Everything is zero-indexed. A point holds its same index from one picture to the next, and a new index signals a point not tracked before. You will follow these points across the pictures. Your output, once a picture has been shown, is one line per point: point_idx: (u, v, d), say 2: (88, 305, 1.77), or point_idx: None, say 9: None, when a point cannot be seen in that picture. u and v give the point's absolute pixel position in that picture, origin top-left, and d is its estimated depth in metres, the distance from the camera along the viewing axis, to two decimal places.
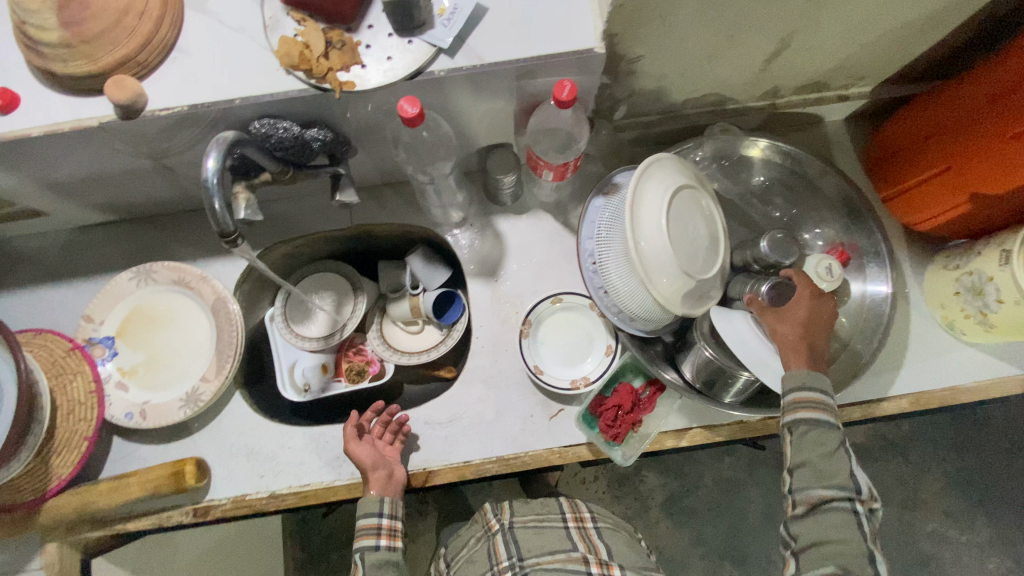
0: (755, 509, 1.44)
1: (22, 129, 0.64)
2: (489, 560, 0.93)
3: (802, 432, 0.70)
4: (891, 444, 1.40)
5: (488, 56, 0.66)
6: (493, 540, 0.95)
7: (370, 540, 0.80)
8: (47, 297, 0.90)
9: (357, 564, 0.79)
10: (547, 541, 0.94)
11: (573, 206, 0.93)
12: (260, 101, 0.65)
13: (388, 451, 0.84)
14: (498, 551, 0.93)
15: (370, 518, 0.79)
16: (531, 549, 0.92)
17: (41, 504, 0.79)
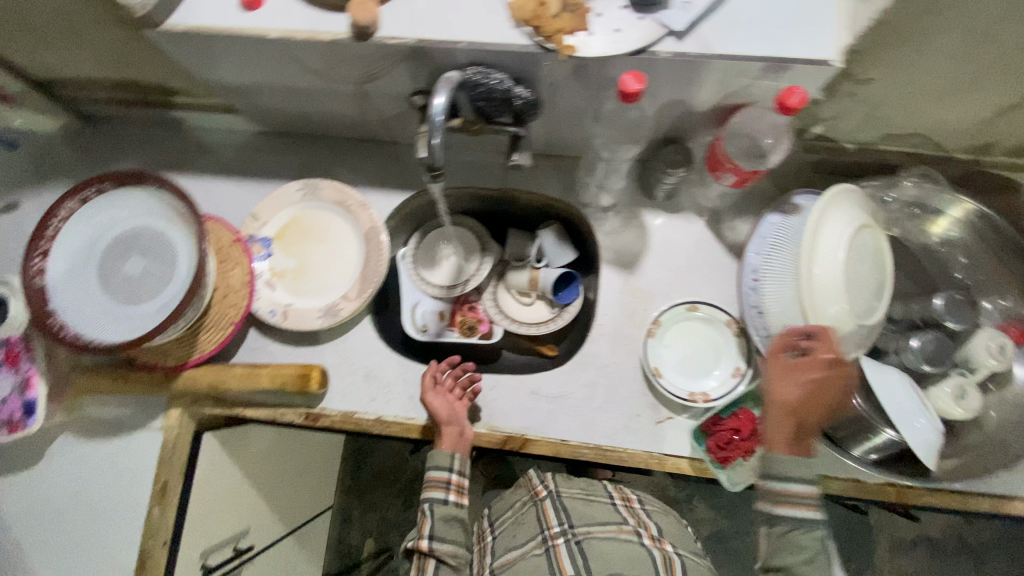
0: None
1: (261, 27, 0.68)
2: (538, 524, 0.88)
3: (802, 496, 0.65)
4: (970, 547, 1.29)
5: (718, 49, 0.63)
6: (541, 504, 0.90)
7: (438, 493, 0.82)
8: (218, 188, 0.98)
9: (425, 514, 0.82)
10: (596, 512, 0.88)
11: (729, 218, 0.89)
12: (481, 49, 0.66)
13: (456, 406, 0.85)
14: (547, 516, 0.88)
15: (438, 470, 0.83)
16: (582, 518, 0.86)
17: (179, 371, 0.87)
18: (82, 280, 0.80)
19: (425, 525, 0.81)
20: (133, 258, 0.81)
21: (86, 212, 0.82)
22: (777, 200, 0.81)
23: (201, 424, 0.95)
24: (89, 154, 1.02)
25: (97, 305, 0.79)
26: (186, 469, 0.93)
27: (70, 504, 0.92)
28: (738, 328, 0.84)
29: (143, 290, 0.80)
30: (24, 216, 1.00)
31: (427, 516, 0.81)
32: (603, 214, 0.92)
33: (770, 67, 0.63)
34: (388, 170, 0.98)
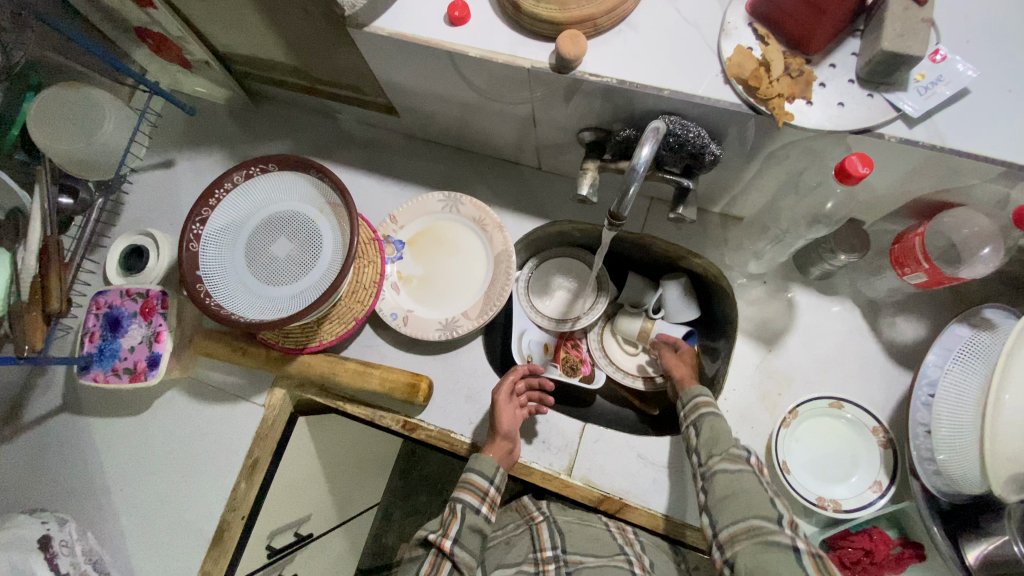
0: None
1: (463, 44, 0.68)
2: (530, 546, 0.82)
3: (706, 420, 0.74)
4: None
5: (956, 141, 0.57)
6: (536, 528, 0.84)
7: (472, 499, 0.75)
8: (362, 183, 1.00)
9: (455, 514, 0.74)
10: (590, 537, 0.80)
11: (889, 312, 0.82)
12: (686, 101, 0.63)
13: (521, 417, 0.81)
14: (541, 537, 0.82)
15: (480, 477, 0.76)
16: (575, 543, 0.79)
17: (296, 354, 0.88)
18: (231, 253, 0.83)
19: (452, 524, 0.73)
20: (281, 240, 0.83)
21: (246, 188, 0.85)
22: (961, 310, 0.74)
23: (298, 406, 0.96)
24: (246, 128, 1.07)
25: (240, 280, 0.81)
26: (276, 448, 0.94)
27: (165, 457, 0.95)
28: (886, 438, 0.77)
29: (284, 273, 0.82)
30: (179, 175, 1.05)
31: (456, 516, 0.74)
32: (748, 281, 0.87)
33: (1010, 172, 0.57)
34: (529, 195, 0.96)
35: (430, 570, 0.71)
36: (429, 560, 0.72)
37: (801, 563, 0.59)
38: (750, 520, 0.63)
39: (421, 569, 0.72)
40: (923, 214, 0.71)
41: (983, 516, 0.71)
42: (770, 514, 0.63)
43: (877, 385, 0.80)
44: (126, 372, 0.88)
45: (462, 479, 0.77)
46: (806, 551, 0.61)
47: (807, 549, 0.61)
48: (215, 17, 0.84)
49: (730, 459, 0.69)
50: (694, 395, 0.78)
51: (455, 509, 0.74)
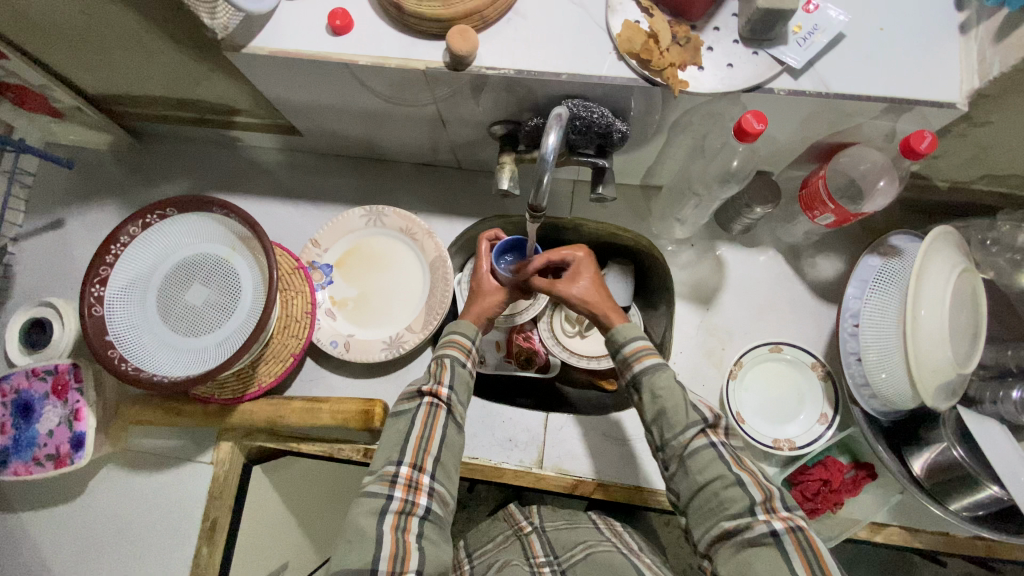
0: None
1: (351, 53, 0.65)
2: (522, 553, 0.79)
3: (651, 383, 0.65)
4: None
5: (838, 86, 0.60)
6: (525, 539, 0.81)
7: (458, 353, 0.72)
8: (275, 210, 0.94)
9: (445, 365, 0.70)
10: (579, 536, 0.79)
11: (810, 253, 0.87)
12: (585, 82, 0.63)
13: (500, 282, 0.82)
14: (533, 547, 0.79)
15: (463, 336, 0.74)
16: (566, 546, 0.78)
17: (235, 404, 0.82)
18: (142, 310, 0.76)
19: (444, 372, 0.69)
20: (196, 287, 0.78)
21: (146, 238, 0.78)
22: (871, 241, 0.79)
23: (250, 456, 0.91)
24: (138, 173, 0.99)
25: (158, 338, 0.76)
26: (234, 504, 0.88)
27: (113, 539, 0.88)
28: (824, 371, 0.81)
29: (205, 321, 0.77)
30: (70, 235, 0.96)
31: (446, 367, 0.70)
32: (677, 246, 0.90)
33: (891, 107, 0.61)
34: (453, 196, 0.94)
35: (426, 417, 0.66)
36: (423, 408, 0.67)
37: (784, 550, 0.54)
38: (722, 525, 0.57)
39: (416, 420, 0.66)
40: (824, 157, 0.75)
41: (922, 428, 0.76)
42: (742, 505, 0.57)
43: (809, 324, 0.84)
44: (48, 459, 0.80)
45: (446, 339, 0.74)
46: (786, 531, 0.55)
47: (785, 527, 0.55)
48: (74, 59, 0.76)
49: (682, 442, 0.62)
50: (629, 345, 0.69)
51: (443, 362, 0.71)
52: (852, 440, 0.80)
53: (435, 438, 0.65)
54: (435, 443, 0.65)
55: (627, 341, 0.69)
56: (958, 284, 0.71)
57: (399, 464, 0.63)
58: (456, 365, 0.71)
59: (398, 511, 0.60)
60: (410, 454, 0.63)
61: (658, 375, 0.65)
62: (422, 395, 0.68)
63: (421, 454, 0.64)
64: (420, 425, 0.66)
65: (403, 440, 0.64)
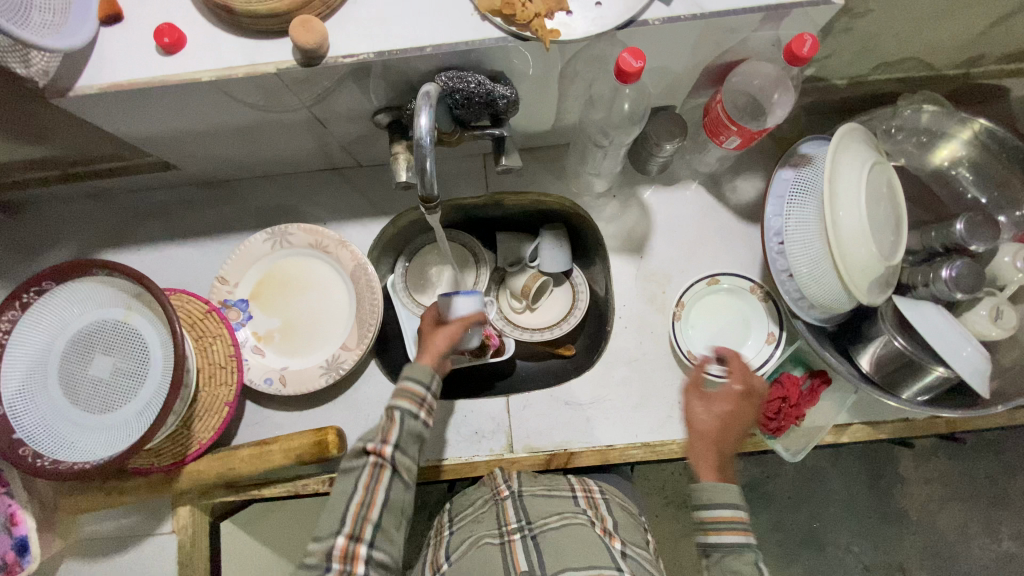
0: (838, 500, 1.36)
1: (192, 70, 0.58)
2: (495, 522, 0.74)
3: (717, 558, 0.63)
4: (985, 442, 1.36)
5: (711, 4, 0.57)
6: (502, 505, 0.75)
7: (411, 404, 0.67)
8: (174, 254, 0.87)
9: (392, 420, 0.67)
10: (554, 504, 0.74)
11: (728, 178, 0.86)
12: (453, 51, 0.58)
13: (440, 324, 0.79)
14: (506, 512, 0.74)
15: (417, 382, 0.69)
16: (540, 512, 0.73)
17: (180, 468, 0.77)
18: (44, 397, 0.70)
19: (392, 429, 0.66)
20: (98, 358, 0.71)
21: (30, 319, 0.71)
22: (783, 154, 0.78)
23: (214, 513, 0.87)
24: (12, 246, 0.89)
25: (69, 422, 0.69)
26: (211, 565, 0.84)
27: None
28: (764, 292, 0.82)
29: (117, 393, 0.70)
30: None
31: (395, 422, 0.66)
32: (600, 200, 0.87)
33: (769, 15, 0.58)
34: (362, 197, 0.89)
35: (370, 480, 0.64)
36: (367, 471, 0.64)
37: None
38: None
39: (360, 484, 0.63)
40: (720, 79, 0.73)
41: (864, 324, 0.76)
42: None
43: (743, 248, 0.84)
44: None
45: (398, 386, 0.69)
46: None
47: None
48: None
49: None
50: (719, 512, 0.64)
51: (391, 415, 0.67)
52: (801, 352, 0.80)
53: (376, 504, 0.63)
54: (377, 509, 0.63)
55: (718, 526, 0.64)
56: (871, 180, 0.70)
57: (336, 536, 0.61)
58: (405, 416, 0.67)
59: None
60: (349, 523, 0.61)
61: (733, 556, 0.62)
62: (367, 455, 0.65)
63: (360, 522, 0.61)
64: (362, 491, 0.63)
65: (342, 509, 0.62)
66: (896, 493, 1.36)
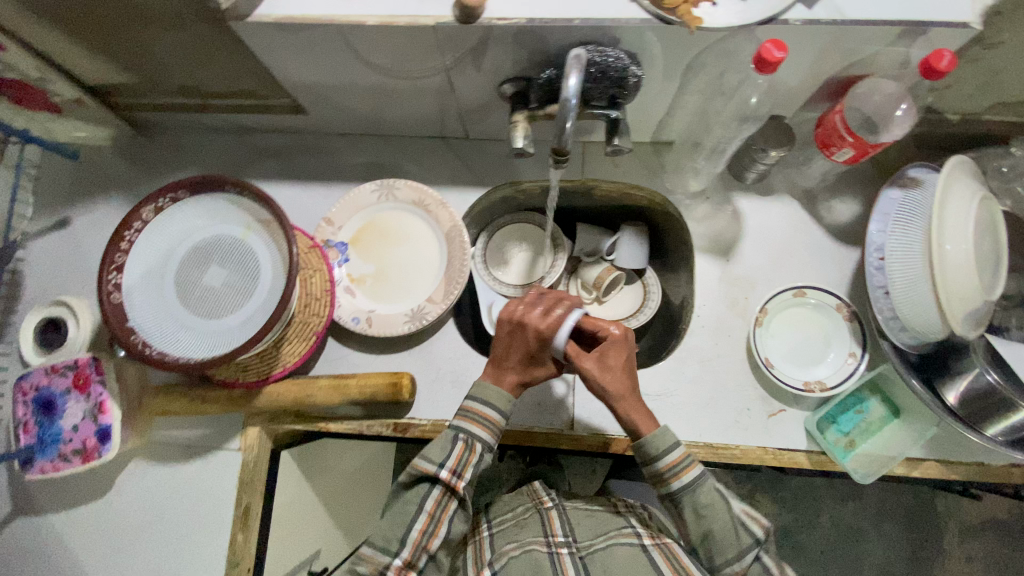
0: (873, 562, 1.30)
1: (360, 16, 0.65)
2: (541, 530, 0.76)
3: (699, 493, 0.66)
4: None
5: (852, 12, 0.60)
6: (546, 513, 0.80)
7: (489, 437, 0.67)
8: (284, 193, 0.94)
9: (471, 450, 0.66)
10: (601, 524, 0.77)
11: (825, 197, 0.87)
12: (598, 26, 0.62)
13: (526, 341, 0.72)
14: (552, 525, 0.77)
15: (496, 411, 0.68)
16: (587, 533, 0.76)
17: (261, 387, 0.82)
18: (161, 295, 0.75)
19: (468, 466, 0.66)
20: (213, 268, 0.77)
21: (160, 223, 0.77)
22: (889, 175, 0.79)
23: (277, 442, 0.90)
24: (141, 165, 0.97)
25: (178, 322, 0.75)
26: (265, 490, 0.88)
27: (144, 533, 0.86)
28: (850, 312, 0.82)
29: (226, 303, 0.76)
30: (80, 232, 0.94)
31: (474, 454, 0.66)
32: (692, 200, 0.89)
33: (907, 30, 0.61)
34: (464, 166, 0.94)
35: (435, 509, 0.66)
36: (433, 498, 0.66)
37: None
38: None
39: (426, 506, 0.65)
40: (836, 94, 0.75)
41: (952, 358, 0.75)
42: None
43: (829, 266, 0.85)
44: (75, 454, 0.79)
45: (473, 412, 0.68)
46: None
47: None
48: (75, 48, 0.75)
49: (736, 565, 0.64)
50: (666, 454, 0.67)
51: (471, 445, 0.67)
52: (883, 380, 0.80)
53: (438, 535, 0.65)
54: (438, 538, 0.65)
55: (661, 457, 0.67)
56: (983, 211, 0.70)
57: (398, 556, 0.64)
58: (484, 449, 0.67)
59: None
60: (408, 549, 0.65)
61: (699, 492, 0.66)
62: (438, 479, 0.65)
63: (419, 550, 0.65)
64: (426, 518, 0.65)
65: (405, 531, 0.65)
66: (939, 568, 1.29)
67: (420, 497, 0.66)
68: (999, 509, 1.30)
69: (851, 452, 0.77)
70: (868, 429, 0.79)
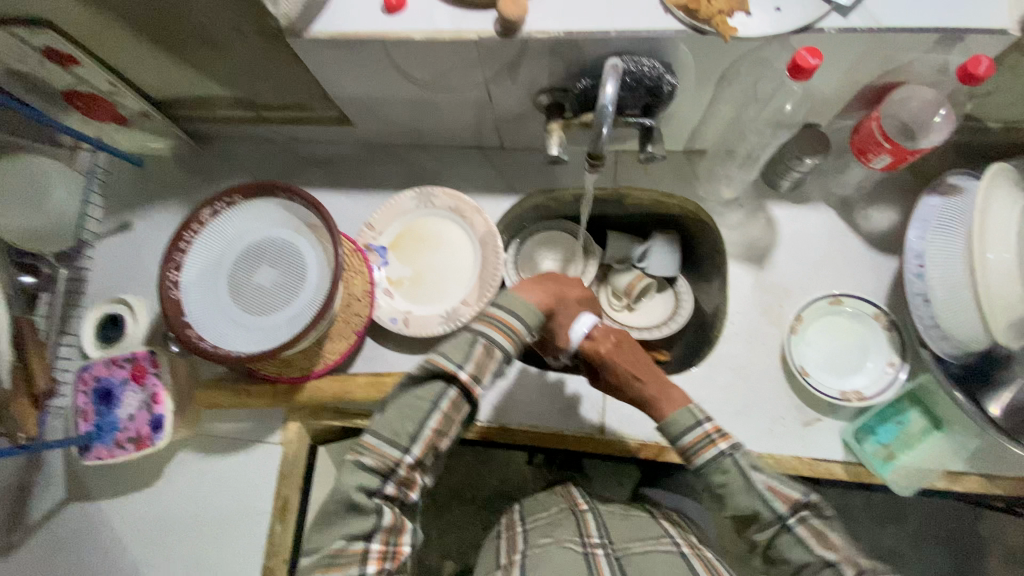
0: None
1: (406, 30, 0.69)
2: (576, 530, 0.76)
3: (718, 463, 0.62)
4: None
5: (888, 20, 0.61)
6: (582, 515, 0.80)
7: (510, 343, 0.60)
8: (328, 199, 0.98)
9: (490, 356, 0.59)
10: (636, 529, 0.78)
11: (862, 206, 0.86)
12: (634, 37, 0.65)
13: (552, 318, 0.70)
14: (588, 526, 0.77)
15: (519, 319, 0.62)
16: (622, 537, 0.77)
17: (304, 382, 0.86)
18: (215, 293, 0.80)
19: (486, 371, 0.59)
20: (262, 268, 0.81)
21: (216, 225, 0.82)
22: (928, 182, 0.78)
23: (316, 437, 0.94)
24: (196, 173, 1.04)
25: (230, 318, 0.79)
26: (303, 484, 0.91)
27: (189, 520, 0.90)
28: (888, 321, 0.81)
29: (274, 301, 0.80)
30: (140, 236, 1.01)
31: (492, 358, 0.60)
32: (725, 208, 0.90)
33: (944, 36, 0.61)
34: (498, 174, 0.97)
35: (449, 408, 0.59)
36: (448, 397, 0.59)
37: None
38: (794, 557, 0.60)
39: (438, 404, 0.59)
40: (872, 102, 0.75)
41: (995, 369, 0.73)
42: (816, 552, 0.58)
43: (867, 275, 0.84)
44: (130, 442, 0.84)
45: (492, 315, 0.60)
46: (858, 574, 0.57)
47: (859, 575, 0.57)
48: (146, 64, 0.81)
49: (764, 535, 0.61)
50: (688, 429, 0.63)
51: (489, 350, 0.59)
52: (923, 391, 0.78)
53: (450, 434, 0.60)
54: (448, 437, 0.60)
55: (682, 435, 0.63)
56: None
57: (409, 454, 0.59)
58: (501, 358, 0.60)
59: (389, 496, 0.59)
60: (420, 446, 0.59)
61: (718, 464, 0.61)
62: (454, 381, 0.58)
63: (427, 446, 0.59)
64: (439, 415, 0.59)
65: (416, 427, 0.58)
66: None
67: (432, 395, 0.59)
68: None
69: (890, 464, 0.75)
70: (907, 441, 0.76)
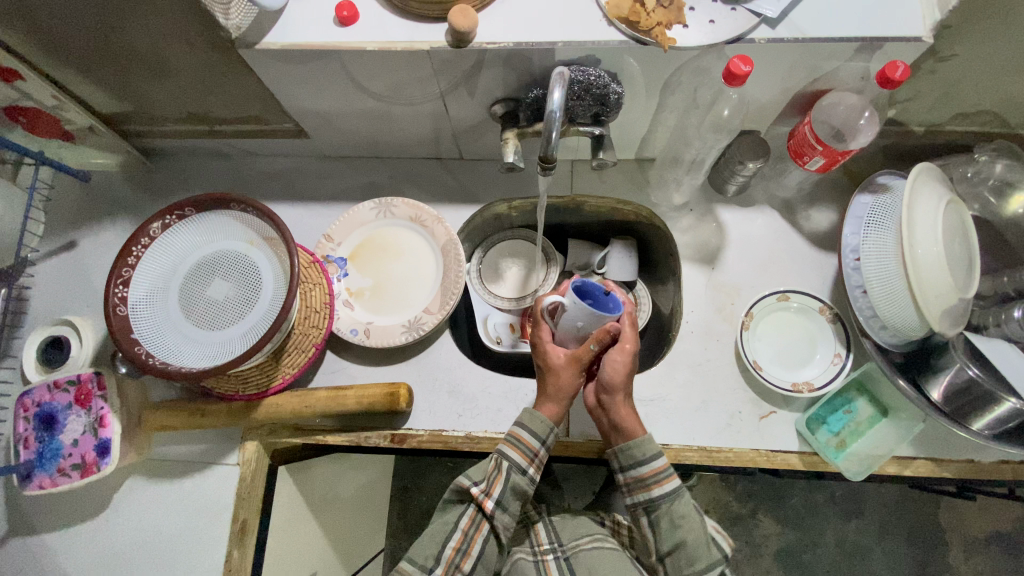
0: None
1: (360, 42, 0.70)
2: (527, 542, 0.80)
3: (664, 510, 0.68)
4: None
5: (811, 31, 0.66)
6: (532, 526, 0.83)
7: (519, 458, 0.69)
8: (286, 213, 0.97)
9: (501, 472, 0.69)
10: (584, 526, 0.79)
11: (804, 207, 0.91)
12: (581, 47, 0.68)
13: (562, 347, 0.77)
14: (538, 534, 0.81)
15: (532, 438, 0.70)
16: (571, 536, 0.78)
17: (261, 398, 0.83)
18: (166, 309, 0.77)
19: (497, 483, 0.69)
20: (216, 282, 0.79)
21: (168, 239, 0.80)
22: (860, 183, 0.84)
23: (274, 456, 0.90)
24: (148, 190, 1.01)
25: (182, 334, 0.77)
26: (262, 505, 0.88)
27: (140, 553, 0.85)
28: (833, 314, 0.84)
29: (228, 314, 0.78)
30: (86, 254, 0.97)
31: (502, 473, 0.69)
32: (677, 212, 0.93)
33: (863, 46, 0.66)
34: (458, 185, 0.98)
35: (469, 526, 0.69)
36: (468, 515, 0.70)
37: None
38: None
39: (460, 523, 0.69)
40: (806, 108, 0.80)
41: (932, 356, 0.77)
42: None
43: (810, 272, 0.88)
44: (74, 469, 0.79)
45: (513, 435, 0.71)
46: None
47: None
48: (90, 76, 0.79)
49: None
50: (657, 460, 0.69)
51: (500, 467, 0.69)
52: (869, 378, 0.82)
53: (470, 555, 0.68)
54: (471, 558, 0.69)
55: (650, 460, 0.69)
56: (951, 212, 0.73)
57: (432, 573, 0.67)
58: (512, 474, 0.69)
59: None
60: (442, 566, 0.67)
61: (677, 503, 0.68)
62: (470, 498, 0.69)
63: (453, 569, 0.67)
64: (460, 535, 0.69)
65: (439, 548, 0.68)
66: None
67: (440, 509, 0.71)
68: (1001, 521, 1.30)
69: (842, 452, 0.78)
70: (857, 429, 0.80)
